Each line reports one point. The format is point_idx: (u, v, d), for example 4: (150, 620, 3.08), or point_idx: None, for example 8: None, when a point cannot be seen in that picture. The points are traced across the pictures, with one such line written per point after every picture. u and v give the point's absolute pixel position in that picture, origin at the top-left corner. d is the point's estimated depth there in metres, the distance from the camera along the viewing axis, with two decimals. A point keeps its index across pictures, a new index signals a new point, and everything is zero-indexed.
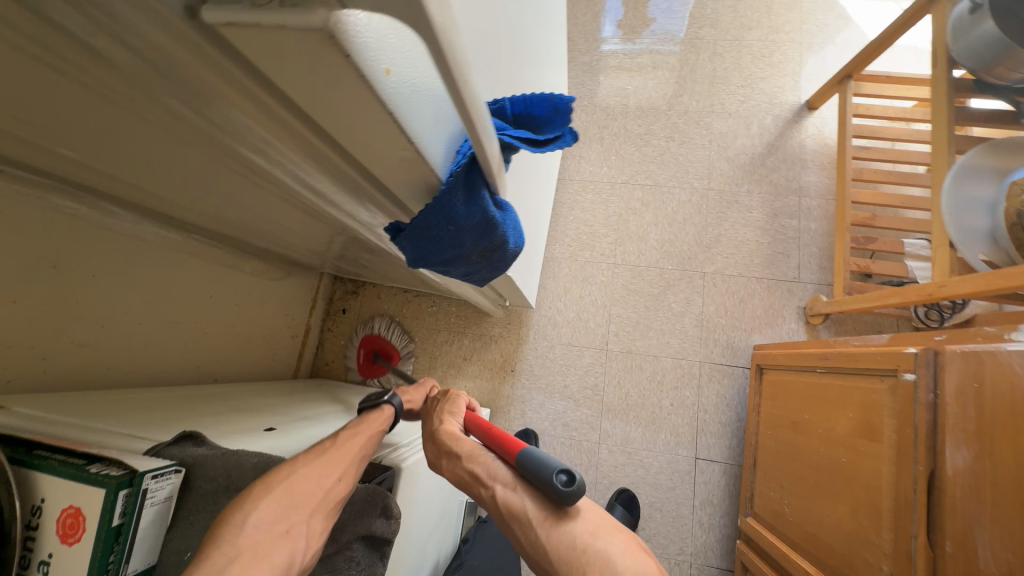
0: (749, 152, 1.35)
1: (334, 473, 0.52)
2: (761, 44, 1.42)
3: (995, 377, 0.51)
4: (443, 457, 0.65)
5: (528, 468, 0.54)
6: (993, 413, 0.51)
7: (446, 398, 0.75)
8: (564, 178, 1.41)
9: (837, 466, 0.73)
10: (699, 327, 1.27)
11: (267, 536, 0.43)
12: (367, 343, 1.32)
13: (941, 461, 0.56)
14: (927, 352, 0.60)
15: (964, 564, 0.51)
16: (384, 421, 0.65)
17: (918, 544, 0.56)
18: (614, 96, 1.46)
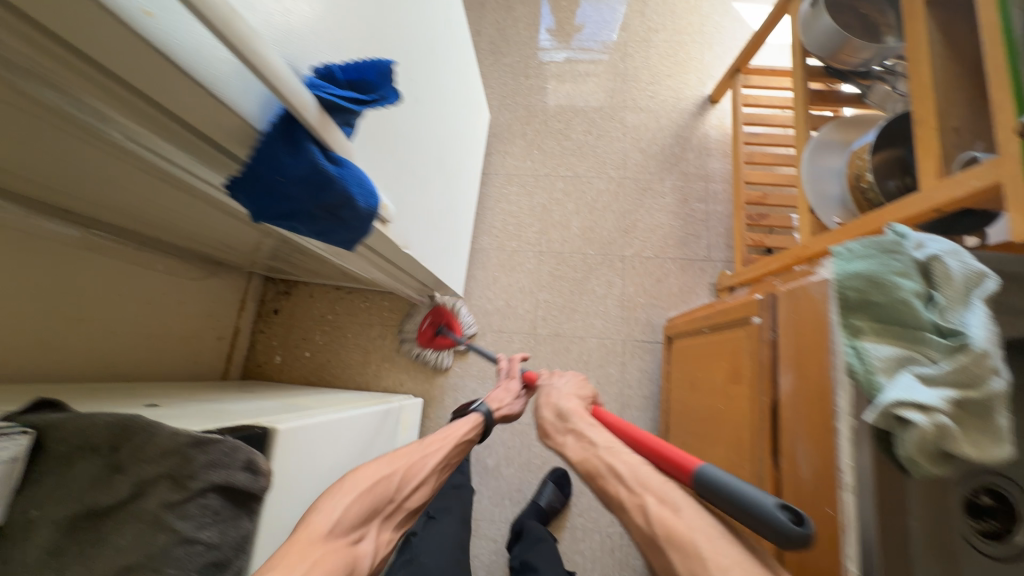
0: (660, 143, 1.45)
1: (409, 482, 0.70)
2: (667, 45, 1.54)
3: (804, 306, 0.58)
4: (571, 438, 0.67)
5: (721, 485, 0.47)
6: (802, 338, 0.57)
7: (575, 384, 0.81)
8: (489, 173, 1.47)
9: (718, 413, 0.79)
10: (621, 307, 1.33)
11: (344, 534, 0.59)
12: (437, 314, 1.29)
13: (778, 388, 0.62)
14: (769, 296, 0.67)
15: (790, 474, 0.57)
16: (470, 427, 0.84)
17: (765, 467, 0.62)
18: (536, 95, 1.54)
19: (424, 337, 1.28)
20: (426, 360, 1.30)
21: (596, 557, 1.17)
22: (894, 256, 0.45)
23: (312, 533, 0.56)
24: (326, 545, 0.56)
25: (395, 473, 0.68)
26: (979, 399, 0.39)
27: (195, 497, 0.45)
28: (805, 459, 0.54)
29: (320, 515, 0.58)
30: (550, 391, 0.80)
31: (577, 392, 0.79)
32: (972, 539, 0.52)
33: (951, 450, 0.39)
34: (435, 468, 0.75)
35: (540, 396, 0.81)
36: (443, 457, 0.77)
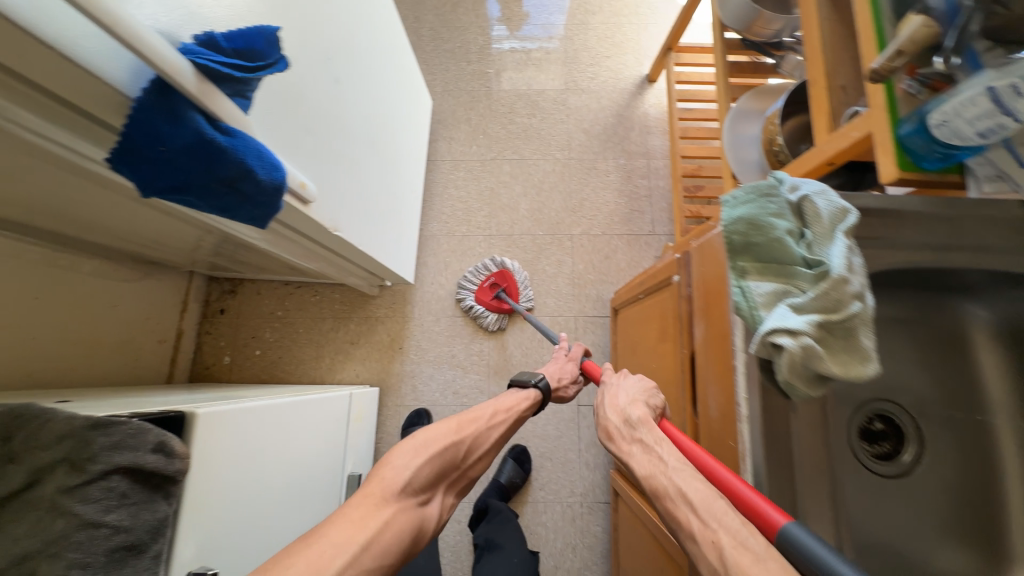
0: (602, 122, 1.48)
1: (475, 450, 0.70)
2: (604, 27, 1.57)
3: (709, 258, 0.61)
4: (638, 449, 0.55)
5: (812, 554, 0.36)
6: (709, 288, 0.61)
7: (642, 387, 0.68)
8: (436, 160, 1.46)
9: (652, 371, 0.83)
10: (571, 285, 1.36)
11: (415, 493, 0.59)
12: (501, 277, 1.32)
13: (694, 339, 0.66)
14: (685, 254, 0.71)
15: (704, 418, 0.60)
16: (528, 405, 0.83)
17: (687, 414, 0.65)
18: (478, 80, 1.54)
19: (481, 293, 1.31)
20: (477, 316, 1.31)
21: (558, 527, 1.20)
22: (770, 199, 0.48)
23: (383, 489, 0.56)
24: (397, 503, 0.56)
25: (462, 440, 0.68)
26: (842, 321, 0.42)
27: (97, 480, 0.44)
28: (714, 400, 0.58)
29: (391, 472, 0.58)
30: (615, 393, 0.68)
31: (645, 396, 0.66)
32: (860, 456, 0.57)
33: (820, 370, 0.43)
34: (496, 443, 0.75)
35: (602, 397, 0.69)
36: (504, 433, 0.77)
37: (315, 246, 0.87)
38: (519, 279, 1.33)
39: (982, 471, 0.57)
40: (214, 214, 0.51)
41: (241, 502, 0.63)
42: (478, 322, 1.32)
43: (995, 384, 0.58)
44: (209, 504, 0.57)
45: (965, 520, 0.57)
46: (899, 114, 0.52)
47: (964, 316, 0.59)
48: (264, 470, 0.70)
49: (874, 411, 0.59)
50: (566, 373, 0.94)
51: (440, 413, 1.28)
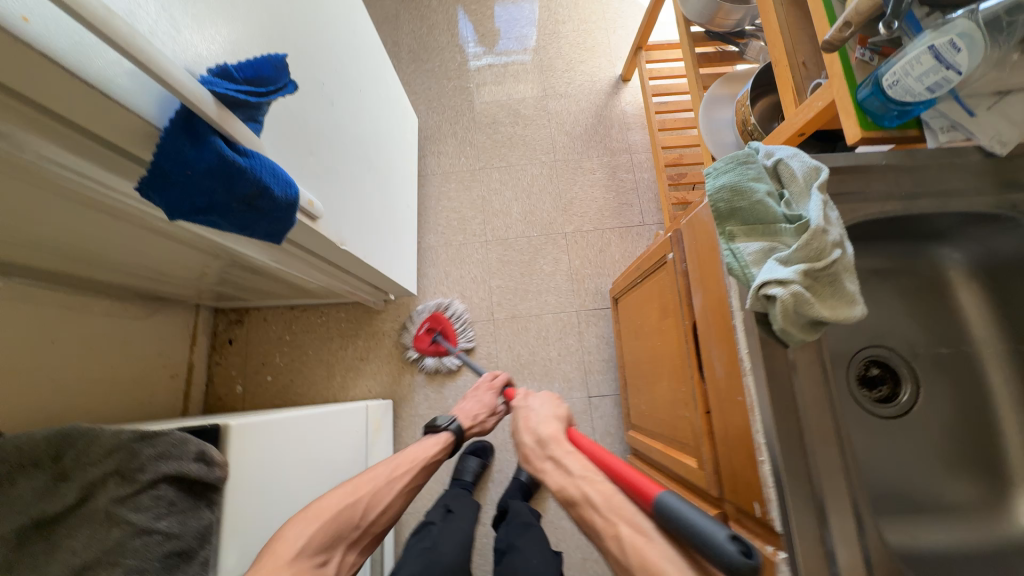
0: (582, 123, 1.54)
1: (374, 508, 0.70)
2: (575, 34, 1.64)
3: (698, 230, 0.65)
4: (550, 465, 0.66)
5: (673, 514, 0.48)
6: (702, 258, 0.64)
7: (540, 404, 0.80)
8: (426, 175, 1.51)
9: (657, 350, 0.86)
10: (570, 281, 1.40)
11: (310, 560, 0.59)
12: (434, 320, 1.33)
13: (693, 310, 0.69)
14: (677, 232, 0.75)
15: (712, 381, 0.63)
16: (439, 448, 0.84)
17: (696, 381, 0.68)
18: (460, 94, 1.60)
19: (419, 342, 1.32)
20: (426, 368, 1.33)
21: None
22: (749, 165, 0.52)
23: (276, 560, 0.55)
24: (292, 569, 0.56)
25: (359, 498, 0.69)
26: (826, 267, 0.46)
27: (146, 489, 0.47)
28: (718, 362, 0.61)
29: (282, 544, 0.58)
30: (528, 416, 0.78)
31: (554, 413, 0.78)
32: (862, 400, 0.61)
33: (813, 316, 0.46)
34: (401, 494, 0.75)
35: (516, 420, 0.79)
36: (411, 481, 0.77)
37: (322, 263, 0.90)
38: (454, 320, 1.34)
39: (975, 402, 0.61)
40: (234, 231, 0.54)
41: (274, 512, 0.65)
42: (428, 372, 1.33)
43: (977, 319, 0.63)
44: (245, 513, 0.59)
45: (972, 459, 0.60)
46: (855, 80, 0.56)
47: (941, 260, 0.64)
48: (293, 481, 0.71)
49: (874, 357, 0.63)
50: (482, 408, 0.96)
51: None
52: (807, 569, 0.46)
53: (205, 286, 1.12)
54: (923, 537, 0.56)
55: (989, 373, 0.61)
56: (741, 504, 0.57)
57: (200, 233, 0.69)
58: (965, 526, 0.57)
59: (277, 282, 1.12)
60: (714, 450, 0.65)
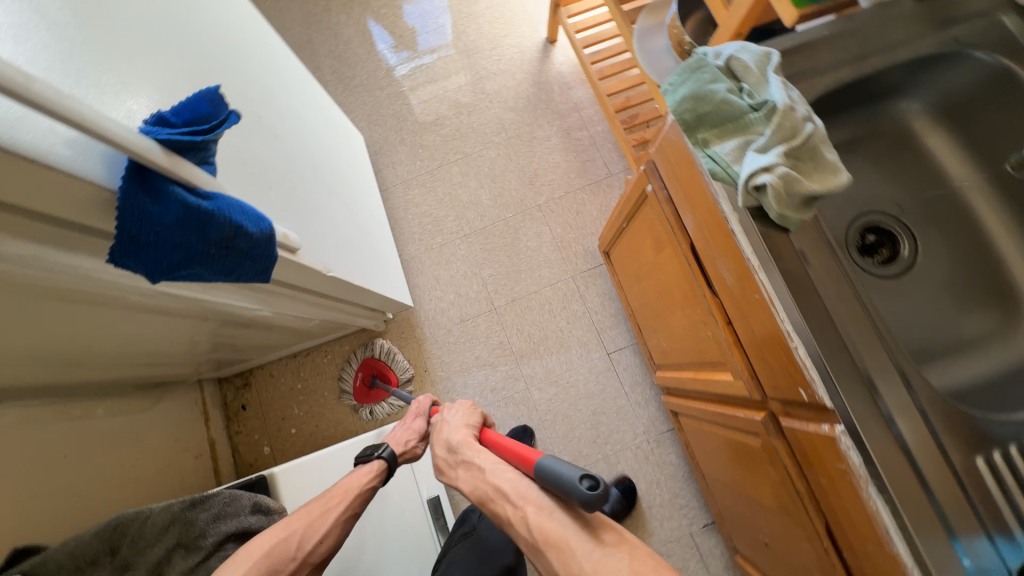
0: (524, 95, 1.53)
1: (314, 537, 0.57)
2: (490, 10, 1.62)
3: (670, 150, 0.66)
4: (462, 470, 0.68)
5: (549, 470, 0.54)
6: (681, 176, 0.65)
7: (456, 411, 0.79)
8: (388, 188, 1.49)
9: (662, 283, 0.87)
10: (558, 250, 1.40)
11: None
12: (366, 368, 1.32)
13: (687, 231, 0.70)
14: (651, 163, 0.76)
15: (726, 291, 0.64)
16: (371, 476, 0.68)
17: (710, 297, 0.70)
18: (397, 100, 1.57)
19: (360, 396, 1.30)
20: (377, 415, 1.29)
21: (638, 470, 1.23)
22: (702, 70, 0.53)
23: None
24: None
25: (294, 526, 0.57)
26: (804, 143, 0.47)
27: (213, 552, 0.53)
28: (726, 270, 0.62)
29: None
30: (442, 427, 0.77)
31: (467, 420, 0.77)
32: (861, 264, 0.63)
33: (806, 193, 0.47)
34: (340, 523, 0.61)
35: (432, 433, 0.78)
36: (348, 508, 0.63)
37: (313, 296, 0.88)
38: (385, 357, 1.31)
39: (972, 236, 0.63)
40: (221, 279, 0.53)
41: None
42: (382, 419, 1.30)
43: (953, 161, 0.64)
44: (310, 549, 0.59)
45: (987, 290, 0.61)
46: None
47: (905, 113, 0.65)
48: None
49: (862, 224, 0.65)
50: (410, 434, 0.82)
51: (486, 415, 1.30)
52: (868, 435, 0.48)
53: (200, 358, 1.10)
54: (957, 372, 0.58)
55: (978, 205, 0.63)
56: (785, 395, 0.59)
57: (188, 297, 0.68)
58: (997, 354, 0.58)
59: (274, 331, 1.10)
60: (745, 356, 0.67)
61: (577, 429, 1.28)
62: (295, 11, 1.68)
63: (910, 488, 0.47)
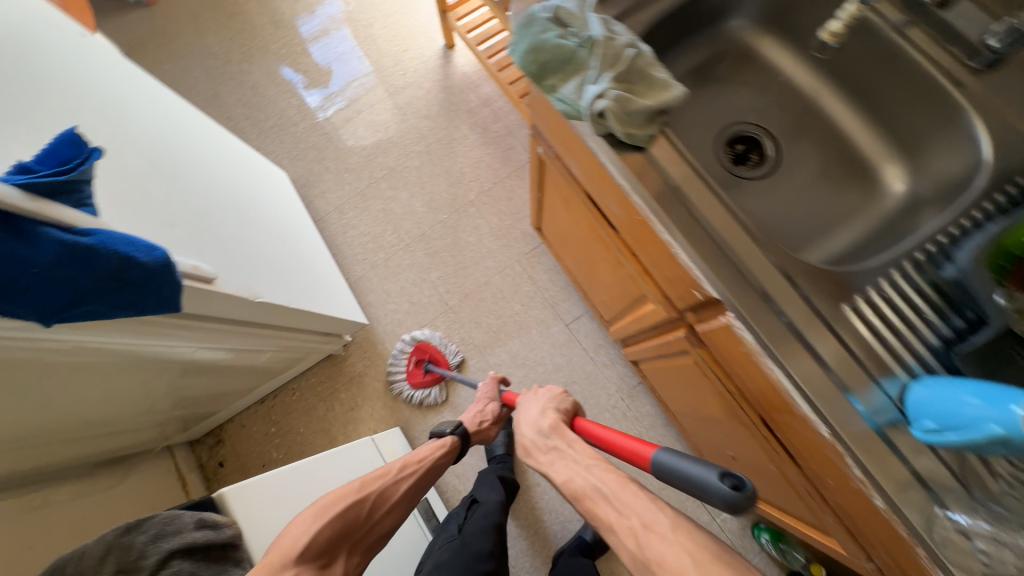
0: (435, 102, 1.57)
1: (383, 503, 0.69)
2: (386, 29, 1.67)
3: (542, 108, 0.70)
4: (553, 457, 0.64)
5: (675, 466, 0.50)
6: (556, 130, 0.69)
7: (552, 395, 0.77)
8: (322, 218, 1.50)
9: (584, 240, 0.91)
10: (498, 238, 1.44)
11: (314, 559, 0.59)
12: (420, 350, 1.32)
13: (580, 180, 0.74)
14: (535, 129, 0.80)
15: (621, 223, 0.68)
16: (442, 453, 0.81)
17: (615, 235, 0.74)
18: (314, 133, 1.60)
19: (413, 377, 1.31)
20: (423, 399, 1.30)
21: (618, 428, 1.26)
22: (533, 24, 0.57)
23: (282, 556, 0.56)
24: (296, 567, 0.57)
25: (367, 494, 0.68)
26: (629, 66, 0.52)
27: (161, 569, 0.51)
28: (613, 202, 0.66)
29: (290, 540, 0.58)
30: (527, 410, 0.75)
31: (555, 404, 0.75)
32: (736, 172, 0.68)
33: (643, 109, 0.52)
34: (408, 494, 0.74)
35: (516, 415, 0.77)
36: (417, 481, 0.75)
37: (246, 324, 0.89)
38: (437, 343, 1.33)
39: (818, 125, 0.69)
40: (125, 314, 0.55)
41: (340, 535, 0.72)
42: (427, 404, 1.31)
43: (790, 63, 0.70)
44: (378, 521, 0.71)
45: (842, 167, 0.67)
46: None
47: (738, 31, 0.72)
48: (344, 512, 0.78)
49: (731, 134, 0.71)
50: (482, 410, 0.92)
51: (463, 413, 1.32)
52: (751, 313, 0.52)
53: (167, 417, 1.10)
54: (832, 244, 0.62)
55: (818, 96, 0.69)
56: (688, 302, 0.63)
57: (112, 347, 0.68)
58: (863, 220, 0.64)
59: (233, 376, 1.11)
60: (656, 281, 0.71)
61: None
62: (196, 67, 1.69)
63: (796, 352, 0.50)
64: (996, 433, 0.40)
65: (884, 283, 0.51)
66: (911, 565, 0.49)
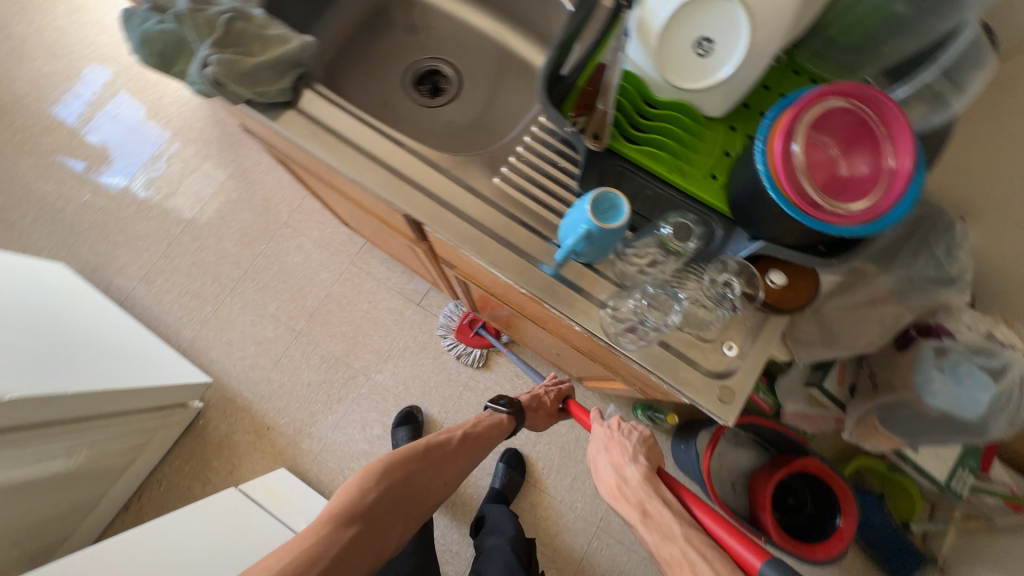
0: (213, 138, 1.49)
1: (438, 475, 0.83)
2: (131, 79, 1.54)
3: (249, 126, 0.74)
4: (642, 513, 0.60)
5: None
6: (266, 136, 0.73)
7: (637, 435, 0.73)
8: (128, 295, 1.37)
9: (368, 223, 0.95)
10: (325, 248, 1.41)
11: (377, 517, 0.74)
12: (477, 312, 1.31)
13: (310, 168, 0.77)
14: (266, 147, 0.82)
15: (353, 194, 0.72)
16: (497, 431, 0.91)
17: (365, 208, 0.78)
18: (87, 211, 1.44)
19: (461, 334, 1.31)
20: (464, 356, 1.31)
21: (497, 377, 1.31)
22: (136, 17, 0.56)
23: (351, 507, 0.72)
24: (364, 517, 0.73)
25: (431, 467, 0.82)
26: (227, 33, 0.54)
27: None
28: (335, 180, 0.71)
29: (359, 492, 0.74)
30: (601, 446, 0.74)
31: (640, 446, 0.70)
32: (430, 103, 0.77)
33: (253, 67, 0.54)
34: (463, 469, 0.87)
35: (596, 446, 0.75)
36: (476, 452, 0.88)
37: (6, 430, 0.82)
38: None
39: (483, 45, 0.78)
40: None
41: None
42: (464, 361, 1.32)
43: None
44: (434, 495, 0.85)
45: (507, 71, 0.76)
46: None
47: None
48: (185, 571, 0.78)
49: (413, 75, 0.79)
50: (539, 391, 1.01)
51: (348, 425, 1.29)
52: (432, 217, 0.56)
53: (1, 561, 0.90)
54: None
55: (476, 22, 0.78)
56: (409, 229, 0.68)
57: None
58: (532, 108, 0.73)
59: (62, 493, 0.99)
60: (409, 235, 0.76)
61: (430, 381, 1.32)
62: None
63: (467, 231, 0.55)
64: (585, 231, 0.46)
65: (521, 151, 0.59)
66: (632, 368, 0.60)
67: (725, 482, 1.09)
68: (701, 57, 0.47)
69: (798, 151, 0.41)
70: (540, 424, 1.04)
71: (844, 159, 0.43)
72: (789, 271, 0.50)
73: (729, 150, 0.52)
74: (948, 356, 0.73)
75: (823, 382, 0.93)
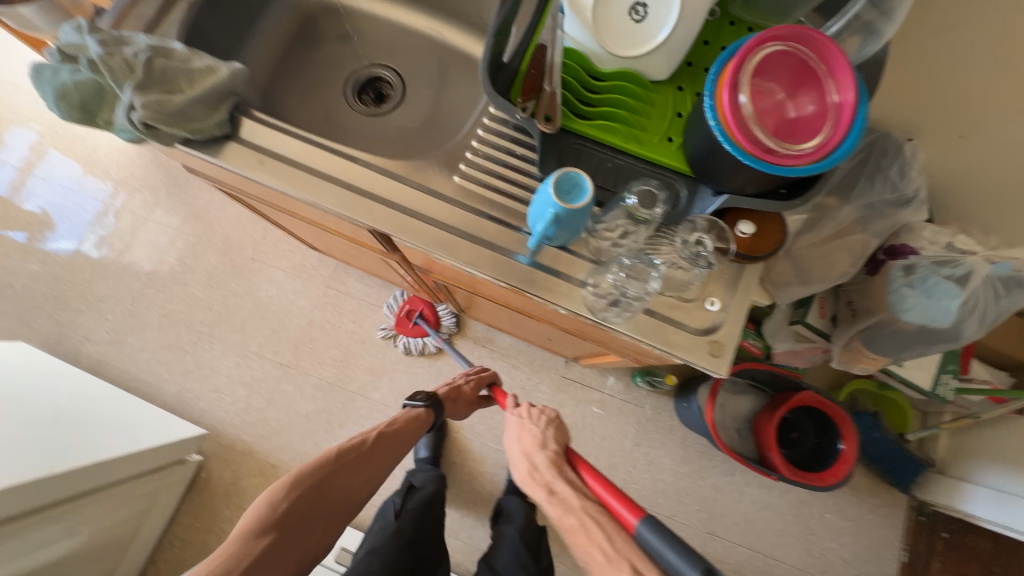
0: (158, 184, 1.43)
1: (357, 475, 0.75)
2: (58, 136, 1.45)
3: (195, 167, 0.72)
4: (547, 492, 0.62)
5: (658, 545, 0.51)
6: (215, 176, 0.70)
7: (548, 420, 0.73)
8: (101, 360, 1.31)
9: (335, 243, 0.92)
10: (298, 276, 1.37)
11: (289, 531, 0.66)
12: (413, 303, 1.30)
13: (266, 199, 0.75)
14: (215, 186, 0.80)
15: (315, 217, 0.71)
16: (419, 422, 0.85)
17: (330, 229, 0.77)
18: (38, 281, 1.36)
19: (401, 328, 1.30)
20: (409, 350, 1.30)
21: None
22: (41, 71, 0.52)
23: (256, 523, 0.64)
24: (272, 532, 0.64)
25: (351, 468, 0.74)
26: (146, 73, 0.52)
27: None
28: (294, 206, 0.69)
29: (262, 507, 0.65)
30: (512, 432, 0.74)
31: (546, 429, 0.72)
32: (376, 111, 0.75)
33: (181, 104, 0.51)
34: (384, 465, 0.79)
35: (507, 433, 0.75)
36: (397, 446, 0.81)
37: None
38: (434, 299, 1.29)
39: (420, 44, 0.76)
40: None
41: None
42: (411, 354, 1.31)
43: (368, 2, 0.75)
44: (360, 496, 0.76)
45: (450, 66, 0.75)
46: None
47: None
48: None
49: (353, 85, 0.76)
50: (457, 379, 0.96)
51: None
52: (398, 227, 0.55)
53: None
54: None
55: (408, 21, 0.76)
56: (379, 243, 0.66)
57: None
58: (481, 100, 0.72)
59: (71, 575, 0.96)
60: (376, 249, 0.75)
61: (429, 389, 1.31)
62: None
63: (436, 236, 0.55)
64: (553, 215, 0.46)
65: (478, 145, 0.57)
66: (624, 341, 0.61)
67: (729, 430, 1.12)
68: (637, 21, 0.48)
69: (746, 101, 0.42)
70: (462, 412, 0.98)
71: (792, 101, 0.44)
72: (758, 220, 0.54)
73: (681, 110, 0.53)
74: (915, 272, 0.78)
75: (807, 318, 0.95)
